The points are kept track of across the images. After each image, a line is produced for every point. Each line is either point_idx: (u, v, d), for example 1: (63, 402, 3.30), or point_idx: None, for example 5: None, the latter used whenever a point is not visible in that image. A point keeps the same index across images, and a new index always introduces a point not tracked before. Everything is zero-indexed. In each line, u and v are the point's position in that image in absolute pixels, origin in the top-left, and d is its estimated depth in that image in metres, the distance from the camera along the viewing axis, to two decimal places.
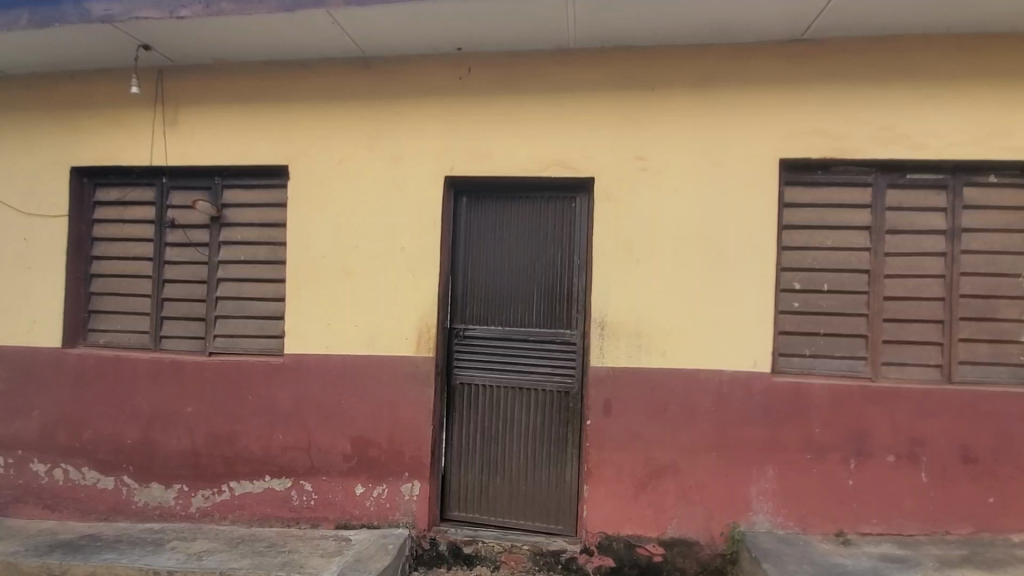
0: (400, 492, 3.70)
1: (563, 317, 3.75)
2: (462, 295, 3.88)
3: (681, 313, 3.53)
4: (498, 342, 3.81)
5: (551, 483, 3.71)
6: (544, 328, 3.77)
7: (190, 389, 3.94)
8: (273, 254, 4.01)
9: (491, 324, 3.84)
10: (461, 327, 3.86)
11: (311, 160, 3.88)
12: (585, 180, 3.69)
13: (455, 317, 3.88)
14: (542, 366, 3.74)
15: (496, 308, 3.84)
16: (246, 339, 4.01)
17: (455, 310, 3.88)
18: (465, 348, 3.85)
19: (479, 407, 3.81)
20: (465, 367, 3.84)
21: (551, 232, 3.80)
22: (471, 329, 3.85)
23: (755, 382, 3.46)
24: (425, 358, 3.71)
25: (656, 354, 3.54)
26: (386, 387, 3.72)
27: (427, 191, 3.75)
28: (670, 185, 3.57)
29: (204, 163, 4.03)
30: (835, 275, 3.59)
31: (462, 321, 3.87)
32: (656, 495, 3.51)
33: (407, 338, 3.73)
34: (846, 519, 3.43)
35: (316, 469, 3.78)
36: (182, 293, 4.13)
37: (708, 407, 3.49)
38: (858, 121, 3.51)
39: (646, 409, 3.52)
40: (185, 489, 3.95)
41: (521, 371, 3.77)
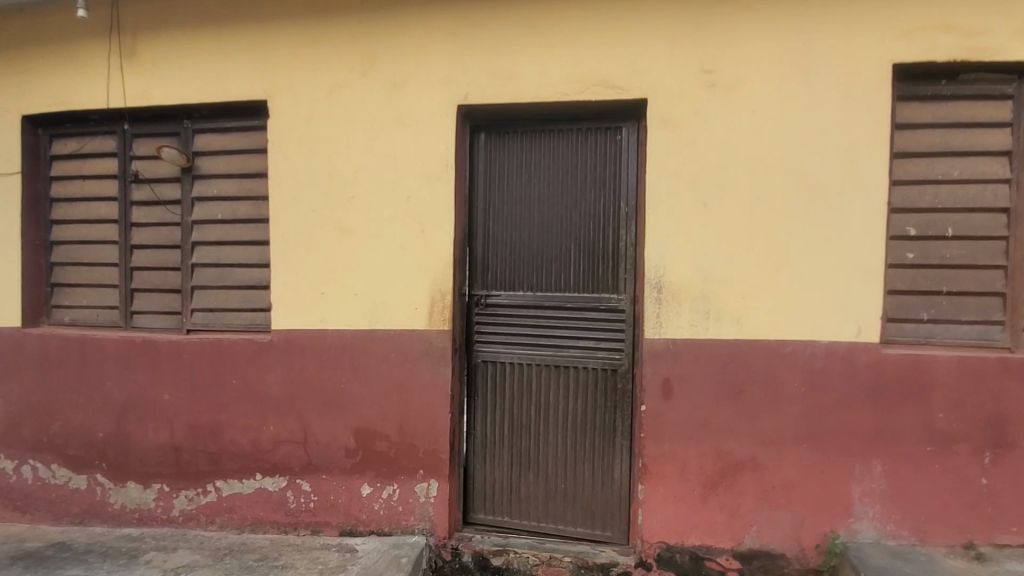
0: (414, 492, 3.06)
1: (608, 279, 3.02)
2: (482, 255, 3.17)
3: (761, 270, 2.77)
4: (528, 311, 3.11)
5: (596, 481, 3.05)
6: (584, 293, 3.05)
7: (165, 373, 3.34)
8: (255, 211, 3.32)
9: (520, 291, 3.13)
10: (483, 294, 3.16)
11: (294, 94, 3.16)
12: (635, 104, 2.91)
13: (476, 282, 3.18)
14: (582, 340, 3.04)
15: (525, 271, 3.12)
16: (228, 314, 3.36)
17: (475, 274, 3.18)
18: (489, 320, 3.16)
19: (506, 391, 3.14)
20: (489, 342, 3.16)
21: (592, 173, 3.04)
22: (494, 296, 3.15)
23: (859, 355, 2.71)
24: (441, 331, 3.03)
25: (730, 322, 2.79)
26: (394, 368, 3.06)
27: (435, 125, 3.01)
28: (746, 105, 2.77)
29: (169, 102, 3.36)
30: (963, 216, 2.77)
31: (484, 286, 3.17)
32: (731, 497, 2.81)
33: (419, 308, 3.05)
34: (978, 527, 2.67)
35: (313, 466, 3.16)
36: (154, 261, 3.50)
37: (798, 387, 2.75)
38: (1001, 10, 2.63)
39: (717, 392, 2.80)
40: (166, 489, 3.39)
41: (557, 346, 3.07)
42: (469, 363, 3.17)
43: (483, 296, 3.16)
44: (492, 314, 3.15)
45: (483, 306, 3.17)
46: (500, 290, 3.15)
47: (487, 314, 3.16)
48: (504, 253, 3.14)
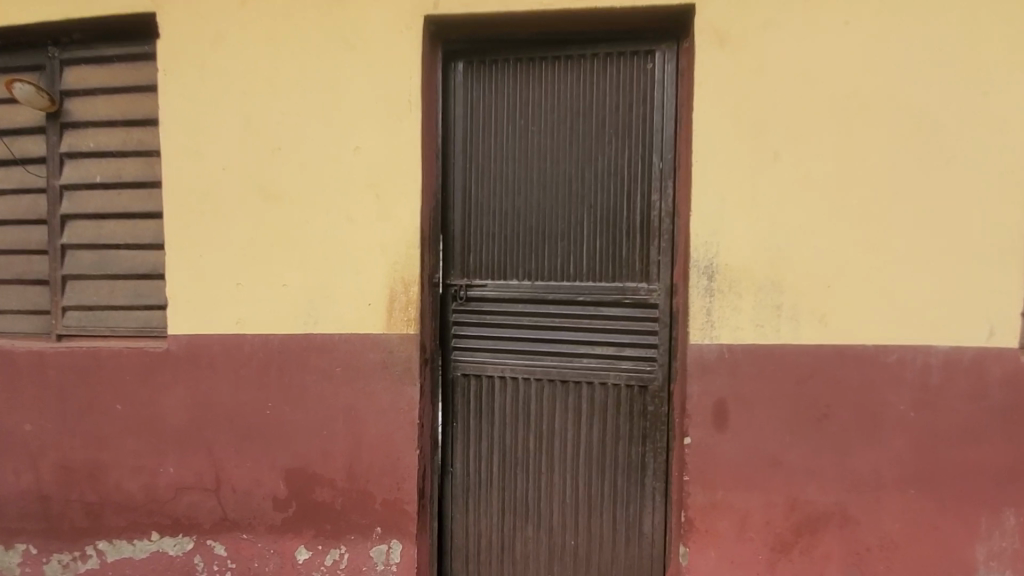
0: (368, 558, 2.22)
1: (634, 263, 2.19)
2: (463, 231, 2.31)
3: (855, 248, 1.96)
4: (527, 308, 2.27)
5: (619, 537, 2.24)
6: (602, 282, 2.21)
7: (27, 395, 2.43)
8: (146, 171, 2.41)
9: (514, 280, 2.28)
10: (464, 284, 2.31)
11: (193, 4, 2.24)
12: (675, 15, 2.07)
13: (455, 267, 2.32)
14: (600, 347, 2.21)
15: (521, 253, 2.28)
16: (112, 313, 2.45)
17: (452, 258, 2.32)
18: (472, 320, 2.31)
19: (496, 416, 2.31)
20: (472, 350, 2.31)
21: (611, 116, 2.20)
22: (480, 288, 2.30)
23: (992, 366, 1.93)
24: (405, 337, 2.16)
25: (812, 322, 1.98)
26: (339, 388, 2.19)
27: (393, 45, 2.13)
28: (834, 14, 1.95)
29: (24, 20, 2.41)
30: None
31: (465, 274, 2.32)
32: (808, 564, 2.03)
33: (374, 305, 2.17)
34: None
35: (230, 522, 2.29)
36: (14, 241, 2.57)
37: (904, 412, 1.97)
38: None
39: (792, 419, 2.00)
40: (33, 552, 2.50)
41: (565, 356, 2.24)
42: (445, 378, 2.33)
43: (464, 288, 2.31)
44: (477, 312, 2.31)
45: (464, 301, 2.31)
46: (486, 280, 2.30)
47: (469, 312, 2.31)
48: (493, 228, 2.29)
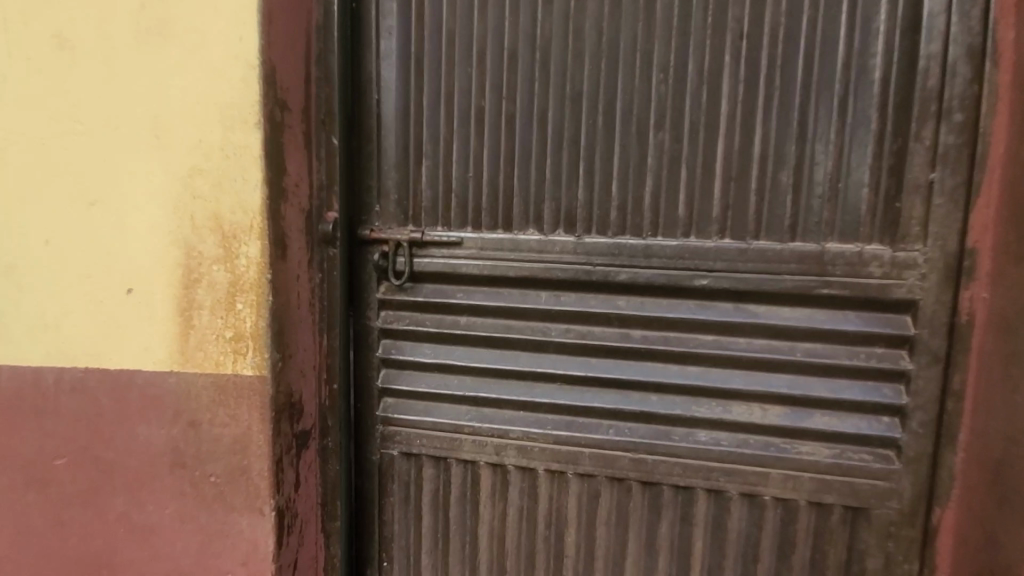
0: None
1: (855, 194, 0.81)
2: (404, 105, 0.91)
3: None
4: (564, 303, 0.90)
5: None
6: (762, 242, 0.84)
7: None
8: None
9: (531, 233, 0.90)
10: (411, 239, 0.92)
11: None
12: None
13: (387, 198, 0.94)
14: (747, 409, 0.87)
15: (551, 163, 0.89)
16: None
17: (378, 176, 0.93)
18: (429, 328, 0.94)
19: (479, 559, 0.97)
20: (428, 401, 0.96)
21: None
22: (447, 250, 0.92)
23: None
24: (230, 386, 0.77)
25: None
26: (65, 513, 0.83)
27: None
28: None
29: None
30: None
31: (411, 216, 0.93)
32: None
33: (143, 296, 0.77)
34: None
35: None
36: None
37: None
38: None
39: None
40: None
41: (657, 424, 0.90)
42: (364, 464, 0.98)
43: (410, 249, 0.93)
44: (441, 309, 0.94)
45: (409, 281, 0.94)
46: (463, 231, 0.92)
47: (425, 309, 0.95)
48: (478, 99, 0.89)
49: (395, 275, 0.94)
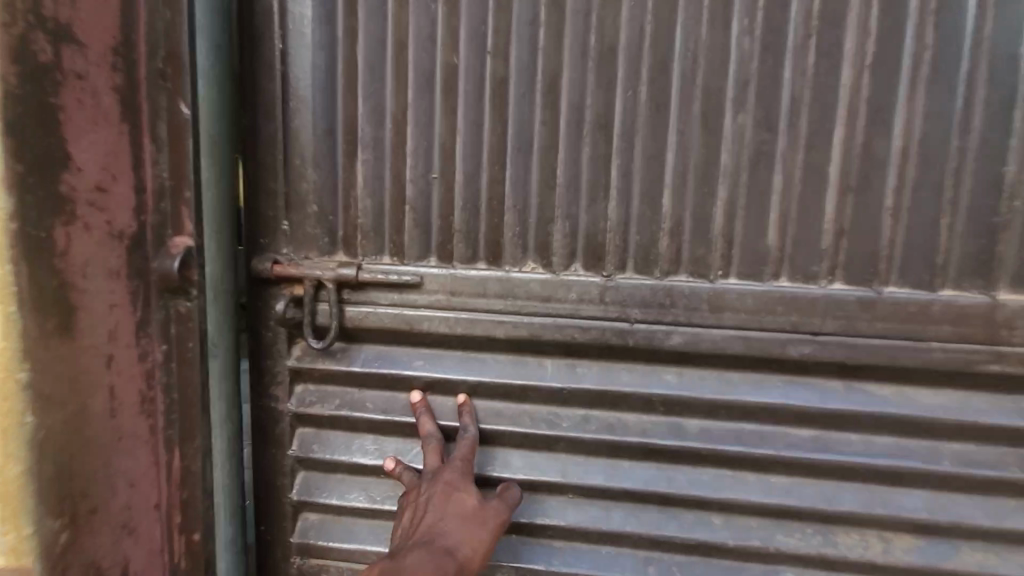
0: None
1: None
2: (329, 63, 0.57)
3: None
4: (583, 379, 0.59)
5: None
6: (896, 292, 0.54)
7: None
8: None
9: (531, 271, 0.58)
10: (339, 277, 0.58)
11: None
12: None
13: (305, 212, 0.59)
14: (862, 541, 0.57)
15: (564, 161, 0.56)
16: None
17: (288, 177, 0.58)
18: (370, 415, 0.61)
19: None
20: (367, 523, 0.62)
21: None
22: (397, 295, 0.59)
23: None
24: None
25: None
26: None
27: None
28: None
29: None
30: None
31: (342, 239, 0.59)
32: None
33: None
34: None
35: None
36: None
37: None
38: None
39: None
40: None
41: (723, 560, 0.59)
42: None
43: (338, 292, 0.59)
44: (389, 384, 0.61)
45: (337, 342, 0.60)
46: (424, 265, 0.59)
47: (363, 385, 0.61)
48: (449, 56, 0.56)
49: (314, 332, 0.60)
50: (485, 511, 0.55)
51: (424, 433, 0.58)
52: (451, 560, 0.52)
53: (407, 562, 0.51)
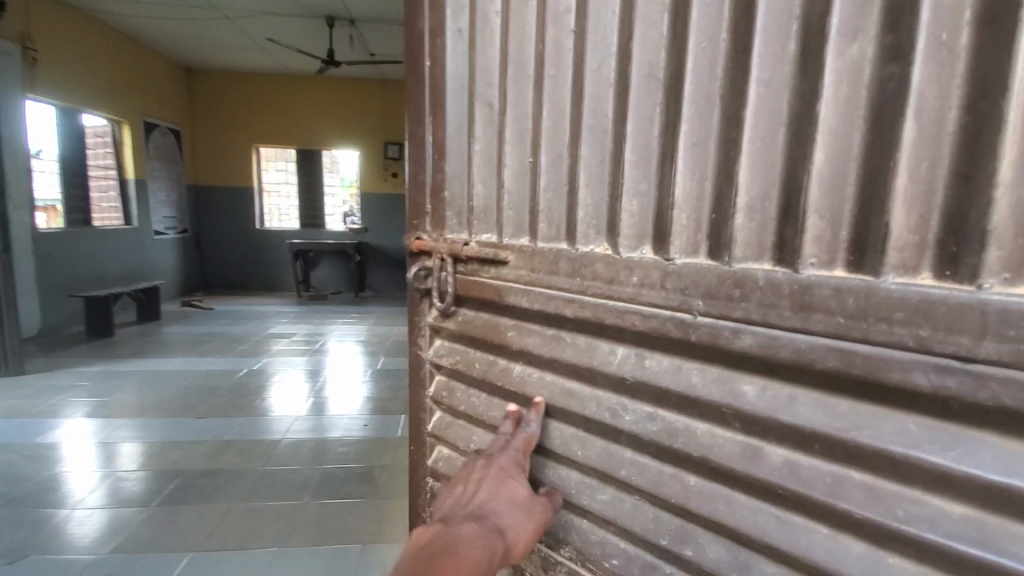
0: None
1: None
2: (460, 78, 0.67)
3: None
4: (650, 373, 0.52)
5: None
6: None
7: None
8: None
9: (601, 252, 0.55)
10: (453, 250, 0.68)
11: None
12: None
13: (443, 198, 0.71)
14: None
15: (633, 133, 0.53)
16: None
17: (433, 166, 0.72)
18: (475, 372, 0.69)
19: None
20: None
21: None
22: (493, 269, 0.65)
23: None
24: None
25: None
26: None
27: None
28: None
29: None
30: None
31: (467, 218, 0.69)
32: None
33: None
34: None
35: None
36: None
37: None
38: None
39: None
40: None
41: None
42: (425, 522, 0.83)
43: (455, 265, 0.69)
44: (490, 347, 0.68)
45: (452, 306, 0.70)
46: (517, 242, 0.64)
47: (475, 345, 0.70)
48: (539, 47, 0.60)
49: (440, 297, 0.72)
50: (535, 507, 0.58)
51: (502, 428, 0.63)
52: (500, 538, 0.53)
53: (462, 531, 0.52)
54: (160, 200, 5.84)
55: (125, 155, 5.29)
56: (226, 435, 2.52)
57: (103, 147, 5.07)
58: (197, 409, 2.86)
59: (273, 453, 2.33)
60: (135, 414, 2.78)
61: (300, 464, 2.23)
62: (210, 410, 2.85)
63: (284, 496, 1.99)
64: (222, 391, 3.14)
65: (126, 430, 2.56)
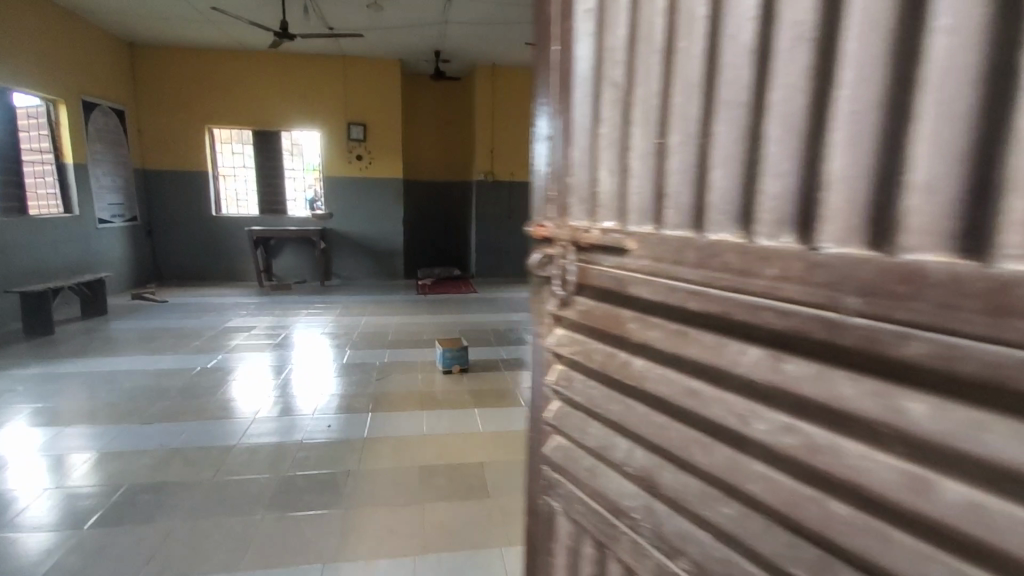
0: None
1: None
2: (587, 100, 0.77)
3: None
4: (790, 378, 0.49)
5: None
6: None
7: None
8: None
9: (733, 241, 0.57)
10: (575, 238, 0.76)
11: None
12: None
13: (570, 190, 0.81)
14: None
15: (773, 114, 0.54)
16: None
17: (563, 163, 0.82)
18: (595, 361, 0.74)
19: None
20: (597, 460, 0.76)
21: None
22: (615, 259, 0.70)
23: None
24: None
25: None
26: None
27: None
28: None
29: None
30: None
31: (592, 207, 0.78)
32: None
33: None
34: None
35: None
36: None
37: None
38: None
39: None
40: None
41: None
42: (545, 513, 0.90)
43: (576, 253, 0.76)
44: (609, 336, 0.71)
45: (574, 294, 0.77)
46: (640, 228, 0.69)
47: (596, 335, 0.74)
48: (667, 34, 0.66)
49: (562, 285, 0.79)
50: None
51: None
52: None
53: None
54: (104, 186, 5.43)
55: (63, 138, 4.87)
56: (171, 444, 2.38)
57: (38, 130, 4.65)
58: (143, 415, 2.68)
59: (226, 464, 2.22)
60: (71, 424, 2.58)
61: (257, 475, 2.13)
62: (160, 415, 2.68)
63: (235, 513, 1.88)
64: (173, 393, 2.95)
65: (59, 443, 2.38)
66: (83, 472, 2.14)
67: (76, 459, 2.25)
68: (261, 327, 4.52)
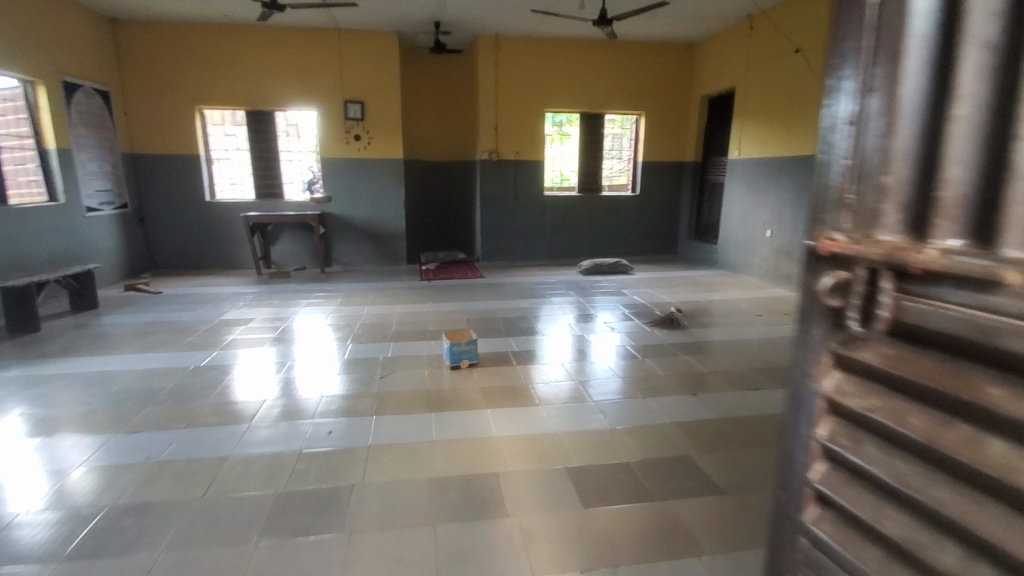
0: None
1: None
2: (915, 103, 0.63)
3: None
4: None
5: None
6: None
7: None
8: None
9: None
10: (893, 266, 0.61)
11: None
12: None
13: (874, 200, 0.67)
14: None
15: None
16: None
17: (875, 164, 0.67)
18: (921, 424, 0.60)
19: None
20: (900, 552, 0.64)
21: None
22: (974, 304, 0.54)
23: None
24: None
25: None
26: None
27: None
28: None
29: None
30: None
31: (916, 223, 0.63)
32: None
33: None
34: None
35: None
36: None
37: None
38: None
39: None
40: None
41: None
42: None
43: (894, 284, 0.61)
44: (959, 400, 0.57)
45: (882, 332, 0.64)
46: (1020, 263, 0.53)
47: (928, 394, 0.60)
48: None
49: (864, 320, 0.66)
50: None
51: None
52: None
53: None
54: (92, 173, 5.21)
55: (43, 122, 4.61)
56: (158, 455, 2.17)
57: (14, 114, 4.42)
58: (129, 422, 2.48)
59: (219, 479, 2.02)
60: (50, 435, 2.38)
61: (252, 491, 1.94)
62: (149, 422, 2.48)
63: (226, 542, 1.68)
64: (163, 396, 2.76)
65: (36, 458, 2.18)
66: (60, 492, 1.94)
67: (53, 476, 2.05)
68: (259, 319, 4.33)
